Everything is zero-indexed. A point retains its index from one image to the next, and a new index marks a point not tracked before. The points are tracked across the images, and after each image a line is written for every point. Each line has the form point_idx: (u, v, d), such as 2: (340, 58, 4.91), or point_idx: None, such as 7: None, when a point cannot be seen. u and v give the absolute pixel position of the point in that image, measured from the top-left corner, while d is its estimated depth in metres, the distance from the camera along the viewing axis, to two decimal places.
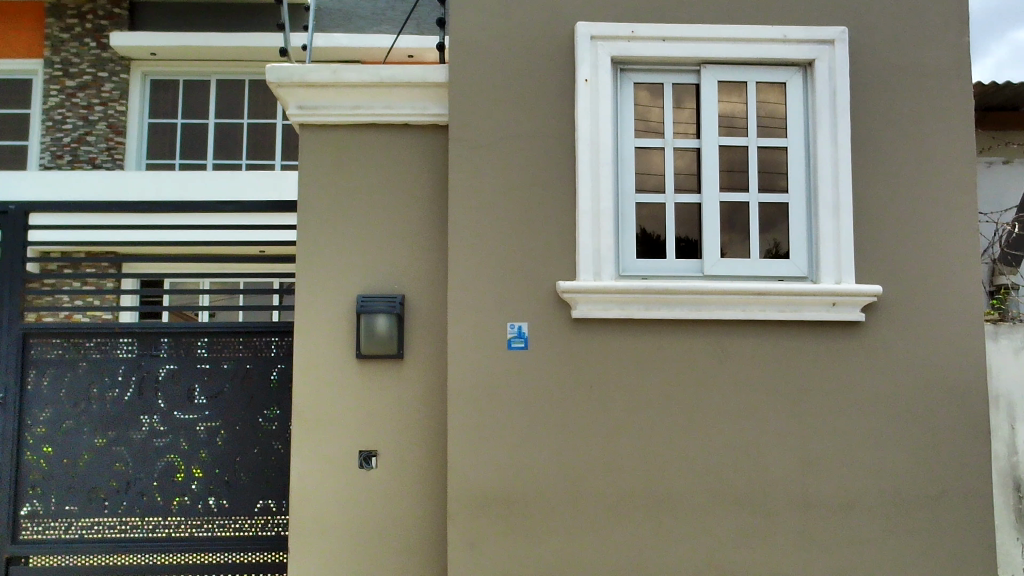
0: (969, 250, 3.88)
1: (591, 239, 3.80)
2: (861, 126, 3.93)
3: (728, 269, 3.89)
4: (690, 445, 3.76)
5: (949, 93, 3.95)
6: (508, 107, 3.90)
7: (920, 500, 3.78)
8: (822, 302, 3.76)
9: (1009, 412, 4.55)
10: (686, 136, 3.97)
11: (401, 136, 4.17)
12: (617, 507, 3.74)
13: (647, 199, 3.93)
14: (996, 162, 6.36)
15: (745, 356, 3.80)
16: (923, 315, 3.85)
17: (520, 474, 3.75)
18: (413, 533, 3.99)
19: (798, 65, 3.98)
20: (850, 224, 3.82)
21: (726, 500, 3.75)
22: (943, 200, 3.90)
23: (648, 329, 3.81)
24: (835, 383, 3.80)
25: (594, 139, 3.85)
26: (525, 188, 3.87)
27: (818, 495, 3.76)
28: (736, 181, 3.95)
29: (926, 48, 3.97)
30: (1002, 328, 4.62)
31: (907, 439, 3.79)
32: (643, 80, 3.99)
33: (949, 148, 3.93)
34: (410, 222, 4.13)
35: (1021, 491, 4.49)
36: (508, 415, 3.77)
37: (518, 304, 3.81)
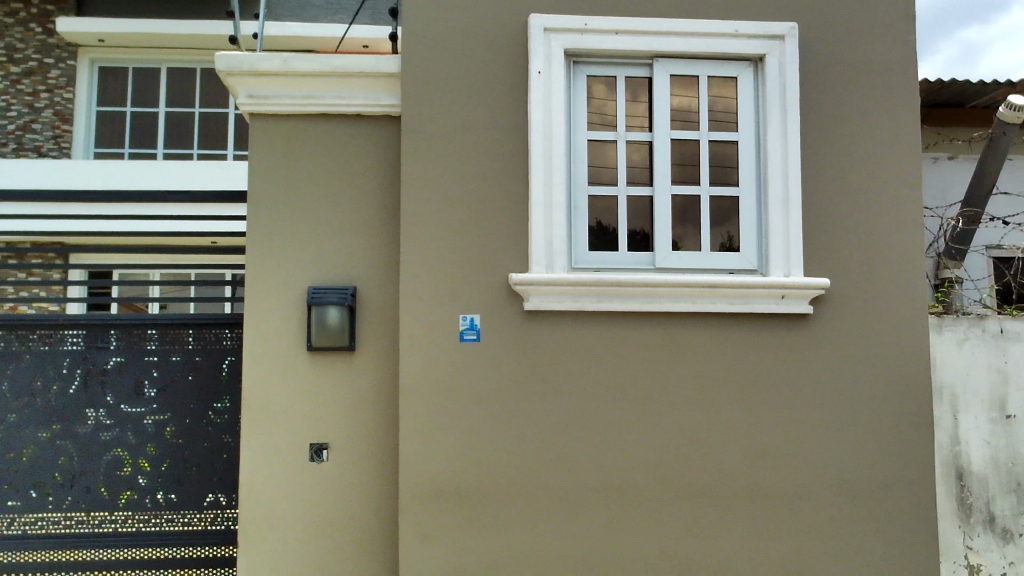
0: (914, 243, 3.95)
1: (544, 231, 3.80)
2: (810, 120, 3.98)
3: (680, 261, 3.91)
4: (642, 436, 3.79)
5: (895, 89, 4.02)
6: (461, 99, 3.88)
7: (866, 490, 3.84)
8: (771, 295, 3.81)
9: (952, 402, 4.65)
10: (638, 129, 3.99)
11: (353, 126, 4.14)
12: (569, 498, 3.76)
13: (599, 192, 3.94)
14: (941, 158, 6.48)
15: (696, 348, 3.84)
16: (870, 308, 3.91)
17: (473, 467, 3.75)
18: (365, 525, 3.97)
19: (749, 60, 4.02)
20: (799, 218, 3.87)
21: (677, 491, 3.79)
22: (889, 195, 3.97)
23: (601, 322, 3.82)
24: (784, 375, 3.85)
25: (547, 132, 3.85)
26: (479, 180, 3.86)
27: (767, 485, 3.81)
28: (688, 175, 3.98)
29: (874, 45, 4.02)
30: (946, 321, 4.71)
31: (854, 430, 3.86)
32: (596, 73, 3.99)
33: (896, 143, 4.00)
34: (363, 214, 4.10)
35: (963, 479, 4.60)
36: (461, 408, 3.76)
37: (471, 296, 3.81)
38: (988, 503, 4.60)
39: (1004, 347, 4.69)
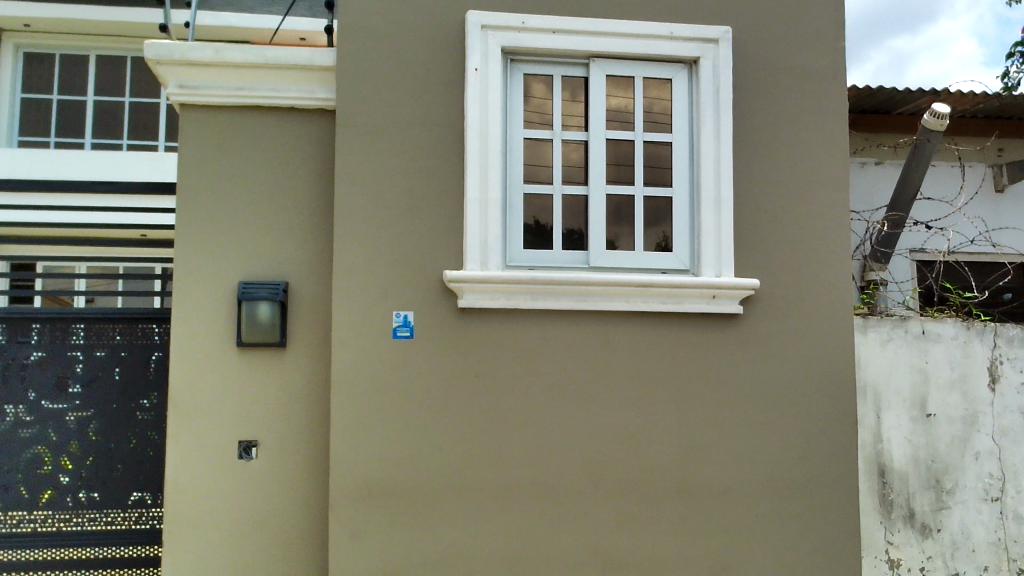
0: (840, 246, 4.05)
1: (478, 228, 3.80)
2: (743, 123, 4.04)
3: (613, 261, 3.94)
4: (574, 434, 3.81)
5: (826, 96, 4.11)
6: (397, 94, 3.86)
7: (792, 487, 3.92)
8: (703, 295, 3.87)
9: (876, 401, 4.76)
10: (574, 128, 4.00)
11: (286, 119, 4.07)
12: (500, 495, 3.76)
13: (535, 190, 3.95)
14: (869, 163, 6.64)
15: (628, 347, 3.87)
16: (797, 309, 3.99)
17: (404, 465, 3.73)
18: (294, 524, 3.92)
19: (683, 62, 4.06)
20: (731, 219, 3.93)
21: (608, 488, 3.81)
22: (818, 198, 4.06)
23: (535, 319, 3.83)
24: (714, 374, 3.90)
25: (483, 129, 3.85)
26: (414, 175, 3.84)
27: (696, 483, 3.86)
28: (622, 175, 4.00)
29: (805, 51, 4.11)
30: (870, 322, 4.81)
31: (781, 428, 3.93)
32: (533, 72, 4.00)
33: (825, 148, 4.08)
34: (295, 208, 4.04)
35: (885, 476, 4.72)
36: (393, 405, 3.74)
37: (405, 292, 3.79)
38: (908, 499, 4.73)
39: (925, 347, 4.84)
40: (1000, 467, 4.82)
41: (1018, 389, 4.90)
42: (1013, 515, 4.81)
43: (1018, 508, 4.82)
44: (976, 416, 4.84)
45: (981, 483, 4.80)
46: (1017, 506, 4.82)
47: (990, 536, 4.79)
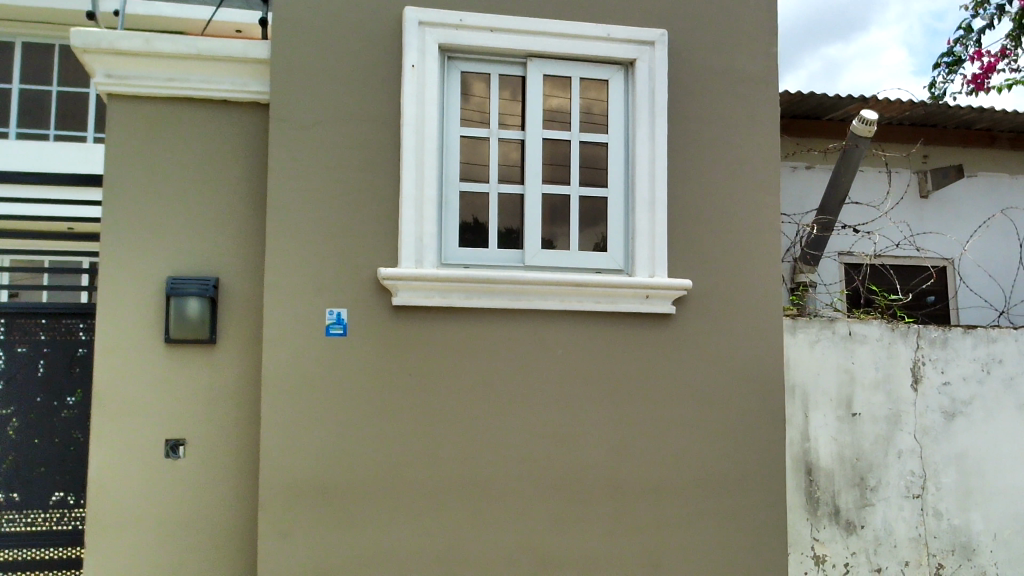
0: (770, 248, 4.12)
1: (414, 226, 3.78)
2: (677, 126, 4.09)
3: (548, 260, 3.95)
4: (507, 432, 3.82)
5: (758, 100, 4.18)
6: (332, 89, 3.82)
7: (721, 485, 3.98)
8: (636, 295, 3.90)
9: (804, 400, 4.85)
10: (510, 127, 4.00)
11: (217, 112, 4.00)
12: (433, 494, 3.74)
13: (470, 188, 3.94)
14: (799, 167, 6.79)
15: (563, 345, 3.89)
16: (728, 310, 4.05)
17: (335, 463, 3.69)
18: (222, 524, 3.85)
19: (619, 64, 4.09)
20: (664, 221, 3.98)
21: (540, 486, 3.83)
22: (749, 200, 4.12)
23: (469, 318, 3.82)
24: (647, 373, 3.94)
25: (419, 126, 3.83)
26: (349, 171, 3.80)
27: (627, 481, 3.90)
28: (558, 174, 4.02)
29: (738, 55, 4.17)
30: (799, 323, 4.90)
31: (711, 427, 3.99)
32: (470, 69, 3.99)
33: (757, 151, 4.15)
34: (226, 203, 3.97)
35: (811, 474, 4.82)
36: (325, 403, 3.70)
37: (338, 289, 3.75)
38: (834, 497, 4.83)
39: (851, 348, 4.96)
40: (921, 465, 4.97)
41: (939, 389, 5.06)
42: (933, 511, 4.96)
43: (938, 505, 4.97)
44: (899, 415, 4.97)
45: (903, 480, 4.93)
46: (937, 502, 4.97)
47: (910, 532, 4.92)
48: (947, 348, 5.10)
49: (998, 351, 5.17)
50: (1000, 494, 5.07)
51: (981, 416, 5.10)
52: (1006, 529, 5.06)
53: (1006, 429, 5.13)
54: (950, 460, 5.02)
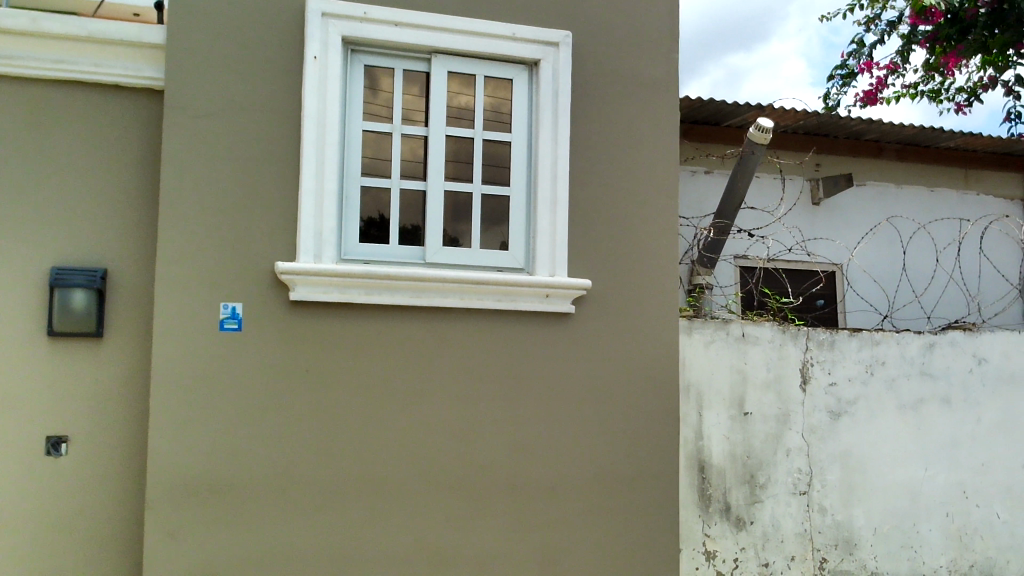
0: (668, 250, 4.20)
1: (313, 220, 3.72)
2: (580, 127, 4.13)
3: (450, 257, 3.93)
4: (406, 429, 3.79)
5: (658, 103, 4.25)
6: (230, 78, 3.73)
7: (617, 481, 4.04)
8: (536, 294, 3.93)
9: (698, 400, 4.96)
10: (414, 123, 3.96)
11: (108, 97, 3.86)
12: (329, 492, 3.70)
13: (372, 183, 3.89)
14: (699, 171, 6.94)
15: (463, 343, 3.88)
16: (626, 310, 4.11)
17: (228, 460, 3.61)
18: (107, 524, 3.71)
19: (524, 64, 4.10)
20: (565, 221, 4.01)
21: (437, 484, 3.82)
22: (648, 202, 4.19)
23: (368, 314, 3.78)
24: (546, 371, 3.97)
25: (321, 119, 3.77)
26: (246, 163, 3.72)
27: (525, 479, 3.92)
28: (461, 172, 3.99)
29: (640, 59, 4.24)
30: (695, 324, 5.01)
31: (606, 425, 4.04)
32: (373, 63, 3.94)
33: (656, 154, 4.22)
34: (116, 192, 3.83)
35: (704, 472, 4.93)
36: (218, 399, 3.62)
37: (234, 283, 3.67)
38: (725, 494, 4.96)
39: (744, 348, 5.09)
40: (808, 462, 5.15)
41: (826, 390, 5.24)
42: (818, 507, 5.14)
43: (823, 501, 5.16)
44: (788, 414, 5.14)
45: (790, 477, 5.10)
46: (822, 499, 5.15)
47: (797, 528, 5.09)
48: (834, 350, 5.29)
49: (881, 353, 5.40)
50: (881, 491, 5.29)
51: (865, 416, 5.31)
52: (886, 524, 5.28)
53: (887, 428, 5.35)
54: (835, 458, 5.21)
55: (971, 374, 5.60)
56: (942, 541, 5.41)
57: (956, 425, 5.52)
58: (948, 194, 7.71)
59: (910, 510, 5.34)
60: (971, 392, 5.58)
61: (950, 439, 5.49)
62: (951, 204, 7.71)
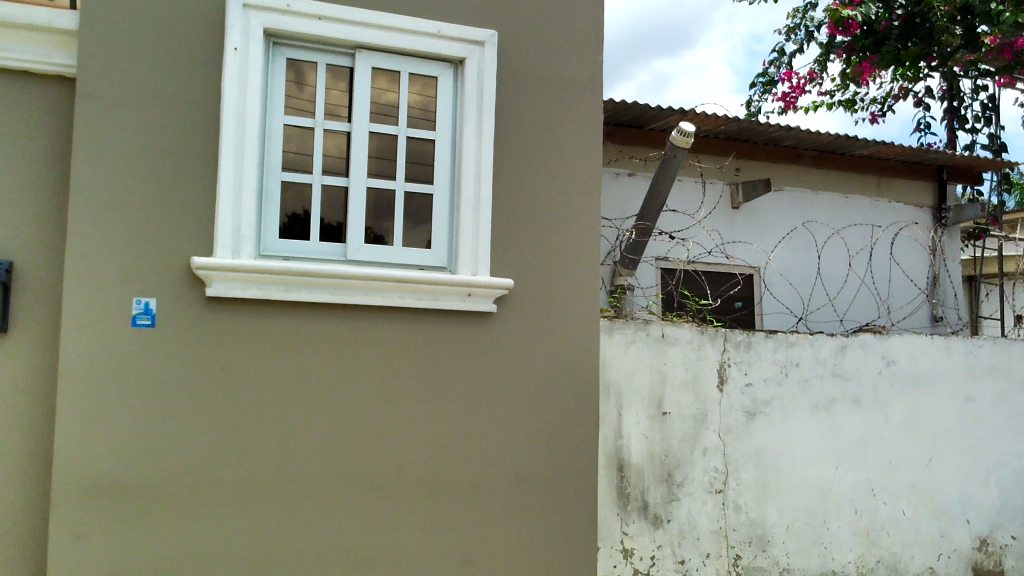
0: (590, 250, 4.23)
1: (231, 215, 3.66)
2: (503, 126, 4.13)
3: (371, 254, 3.90)
4: (324, 429, 3.75)
5: (582, 105, 4.28)
6: (146, 68, 3.64)
7: (536, 480, 4.05)
8: (458, 292, 3.92)
9: (618, 399, 5.01)
10: (336, 118, 3.91)
11: (16, 83, 3.73)
12: (243, 492, 3.63)
13: (292, 178, 3.83)
14: (621, 174, 7.05)
15: (382, 341, 3.85)
16: (546, 310, 4.13)
17: (138, 459, 3.53)
18: (10, 524, 3.59)
19: (449, 62, 4.08)
20: (488, 220, 4.01)
21: (354, 483, 3.78)
22: (571, 203, 4.22)
23: (287, 311, 3.73)
24: (466, 370, 3.97)
25: (240, 112, 3.70)
26: (162, 155, 3.63)
27: (445, 478, 3.91)
28: (384, 168, 3.95)
29: (565, 61, 4.26)
30: (616, 324, 5.05)
31: (526, 424, 4.05)
32: (296, 57, 3.88)
33: (579, 155, 4.25)
34: (23, 181, 3.70)
35: (624, 471, 4.98)
36: (129, 397, 3.54)
37: (147, 278, 3.58)
38: (643, 492, 5.02)
39: (663, 349, 5.17)
40: (724, 461, 5.25)
41: (742, 390, 5.35)
42: (733, 505, 5.24)
43: (737, 499, 5.26)
44: (705, 415, 5.23)
45: (707, 476, 5.19)
46: (737, 497, 5.26)
47: (712, 526, 5.18)
48: (751, 351, 5.40)
49: (796, 354, 5.54)
50: (793, 489, 5.42)
51: (779, 416, 5.44)
52: (798, 521, 5.41)
53: (800, 428, 5.49)
54: (750, 457, 5.33)
55: (880, 375, 5.78)
56: (850, 538, 5.56)
57: (865, 425, 5.69)
58: (862, 200, 7.95)
59: (822, 507, 5.49)
60: (880, 393, 5.76)
61: (860, 439, 5.66)
62: (864, 210, 7.95)
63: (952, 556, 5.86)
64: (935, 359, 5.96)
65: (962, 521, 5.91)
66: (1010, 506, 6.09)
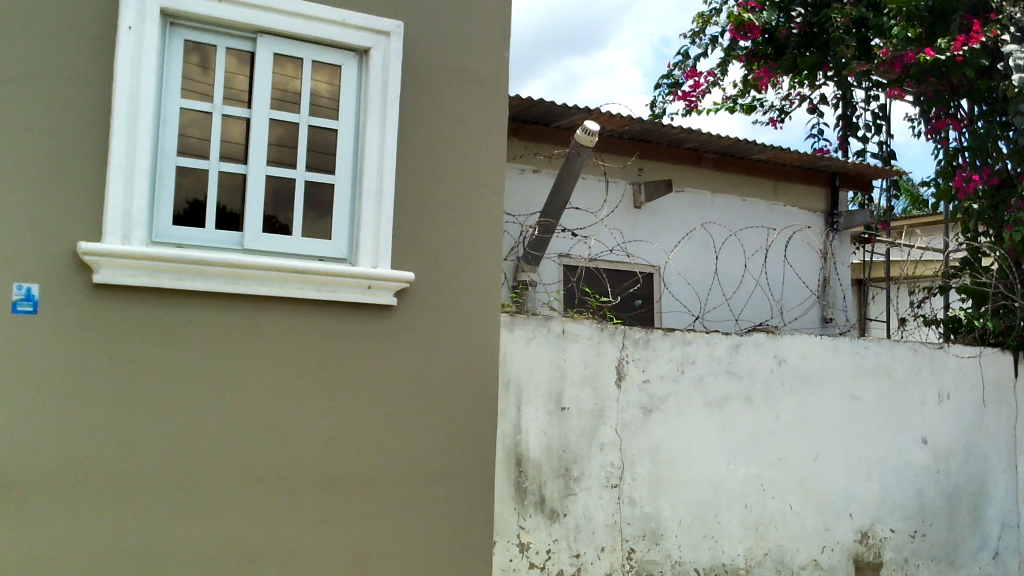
0: (492, 246, 4.23)
1: (121, 199, 3.53)
2: (407, 119, 4.10)
3: (269, 244, 3.82)
4: (216, 422, 3.66)
5: (487, 100, 4.28)
6: (32, 43, 3.49)
7: (433, 475, 4.03)
8: (357, 285, 3.88)
9: (518, 394, 5.03)
10: (235, 103, 3.82)
11: None
12: (129, 486, 3.53)
13: (188, 163, 3.72)
14: (527, 170, 7.10)
15: (278, 333, 3.78)
16: (447, 304, 4.12)
17: (17, 452, 3.39)
18: None
19: (354, 51, 4.03)
20: (390, 212, 3.97)
21: (247, 477, 3.70)
22: (473, 197, 4.21)
23: (179, 300, 3.63)
24: (364, 363, 3.93)
25: (133, 93, 3.58)
26: (48, 135, 3.49)
27: (341, 472, 3.86)
28: (284, 157, 3.88)
29: (470, 54, 4.26)
30: (517, 320, 5.07)
31: (423, 419, 4.03)
32: (194, 38, 3.77)
33: (483, 150, 4.25)
34: None
35: (522, 465, 5.00)
36: (8, 386, 3.40)
37: (29, 263, 3.44)
38: (540, 487, 5.05)
39: (563, 345, 5.21)
40: (620, 456, 5.33)
41: (639, 386, 5.45)
42: (628, 499, 5.33)
43: (633, 494, 5.35)
44: (603, 410, 5.30)
45: (603, 471, 5.26)
46: (632, 491, 5.35)
47: (607, 519, 5.25)
48: (648, 349, 5.50)
49: (692, 352, 5.66)
50: (686, 484, 5.55)
51: (674, 412, 5.55)
52: (690, 516, 5.54)
53: (694, 424, 5.62)
54: (645, 452, 5.42)
55: (771, 374, 5.96)
56: (739, 531, 5.71)
57: (756, 421, 5.85)
58: (759, 204, 8.17)
59: (713, 501, 5.63)
60: (772, 391, 5.94)
61: (751, 435, 5.82)
62: (760, 213, 8.18)
63: (835, 548, 6.07)
64: (823, 359, 6.17)
65: (845, 515, 6.14)
66: (889, 501, 6.35)
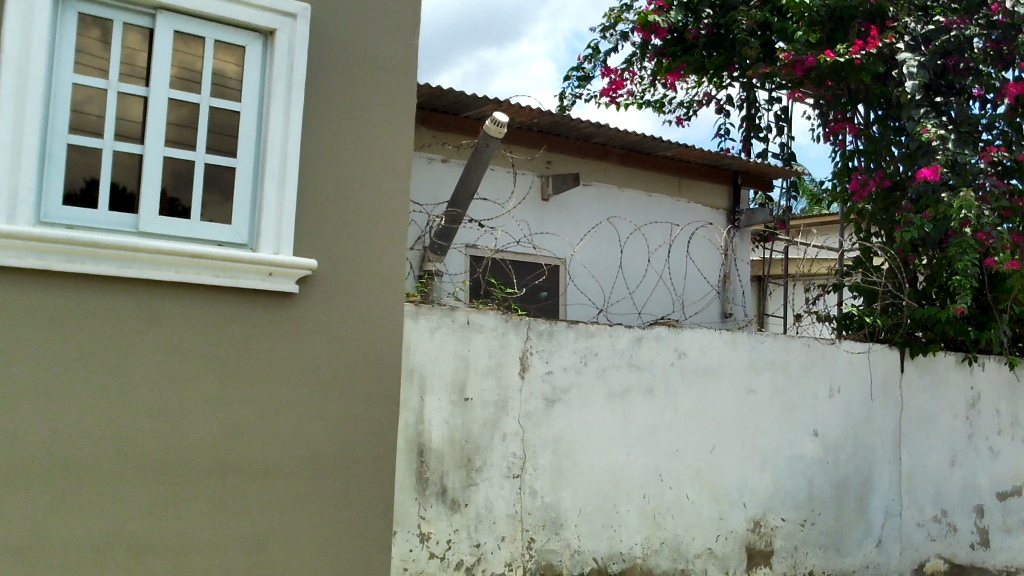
0: (397, 235, 4.19)
1: (7, 177, 3.38)
2: (313, 103, 4.03)
3: (166, 227, 3.71)
4: (107, 410, 3.55)
5: (394, 87, 4.23)
6: None
7: (332, 466, 3.98)
8: (257, 271, 3.80)
9: (421, 384, 5.02)
10: (133, 81, 3.69)
11: None
12: (13, 475, 3.40)
13: (82, 142, 3.59)
14: (435, 159, 7.08)
15: (174, 318, 3.68)
16: (351, 293, 4.07)
17: None
18: None
19: (259, 32, 3.94)
20: (292, 198, 3.90)
21: (139, 467, 3.60)
22: (379, 186, 4.16)
23: (69, 284, 3.50)
24: (263, 352, 3.84)
25: (22, 66, 3.43)
26: None
27: (238, 462, 3.78)
28: (184, 137, 3.77)
29: (379, 41, 4.21)
30: (422, 309, 5.05)
31: (324, 409, 3.97)
32: (89, 11, 3.63)
33: (390, 139, 4.20)
34: None
35: (424, 455, 4.99)
36: None
37: None
38: (442, 477, 5.05)
39: (468, 336, 5.21)
40: (522, 447, 5.36)
41: (542, 378, 5.49)
42: (528, 489, 5.37)
43: (533, 484, 5.39)
44: (506, 400, 5.33)
45: (505, 461, 5.29)
46: (533, 482, 5.39)
47: (508, 509, 5.28)
48: (552, 341, 5.55)
49: (595, 345, 5.73)
50: (587, 474, 5.62)
51: (576, 404, 5.61)
52: (589, 505, 5.61)
53: (595, 415, 5.69)
54: (547, 443, 5.47)
55: (671, 366, 6.08)
56: (637, 521, 5.81)
57: (656, 413, 5.96)
58: (663, 199, 8.32)
59: (612, 491, 5.72)
60: (671, 383, 6.06)
61: (651, 427, 5.93)
62: (665, 209, 8.33)
63: (729, 537, 6.24)
64: (721, 352, 6.33)
65: (739, 505, 6.31)
66: (782, 491, 6.55)
